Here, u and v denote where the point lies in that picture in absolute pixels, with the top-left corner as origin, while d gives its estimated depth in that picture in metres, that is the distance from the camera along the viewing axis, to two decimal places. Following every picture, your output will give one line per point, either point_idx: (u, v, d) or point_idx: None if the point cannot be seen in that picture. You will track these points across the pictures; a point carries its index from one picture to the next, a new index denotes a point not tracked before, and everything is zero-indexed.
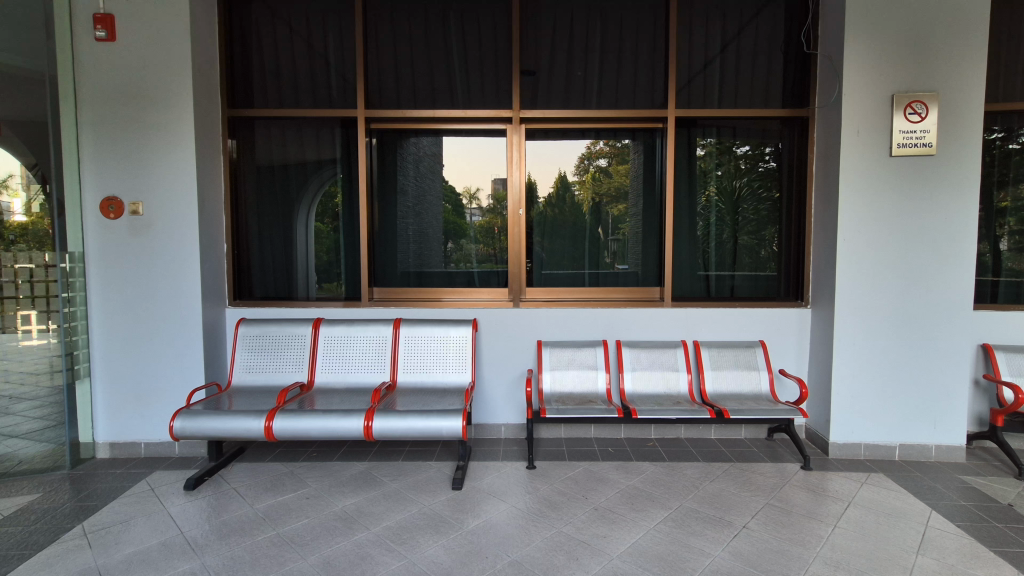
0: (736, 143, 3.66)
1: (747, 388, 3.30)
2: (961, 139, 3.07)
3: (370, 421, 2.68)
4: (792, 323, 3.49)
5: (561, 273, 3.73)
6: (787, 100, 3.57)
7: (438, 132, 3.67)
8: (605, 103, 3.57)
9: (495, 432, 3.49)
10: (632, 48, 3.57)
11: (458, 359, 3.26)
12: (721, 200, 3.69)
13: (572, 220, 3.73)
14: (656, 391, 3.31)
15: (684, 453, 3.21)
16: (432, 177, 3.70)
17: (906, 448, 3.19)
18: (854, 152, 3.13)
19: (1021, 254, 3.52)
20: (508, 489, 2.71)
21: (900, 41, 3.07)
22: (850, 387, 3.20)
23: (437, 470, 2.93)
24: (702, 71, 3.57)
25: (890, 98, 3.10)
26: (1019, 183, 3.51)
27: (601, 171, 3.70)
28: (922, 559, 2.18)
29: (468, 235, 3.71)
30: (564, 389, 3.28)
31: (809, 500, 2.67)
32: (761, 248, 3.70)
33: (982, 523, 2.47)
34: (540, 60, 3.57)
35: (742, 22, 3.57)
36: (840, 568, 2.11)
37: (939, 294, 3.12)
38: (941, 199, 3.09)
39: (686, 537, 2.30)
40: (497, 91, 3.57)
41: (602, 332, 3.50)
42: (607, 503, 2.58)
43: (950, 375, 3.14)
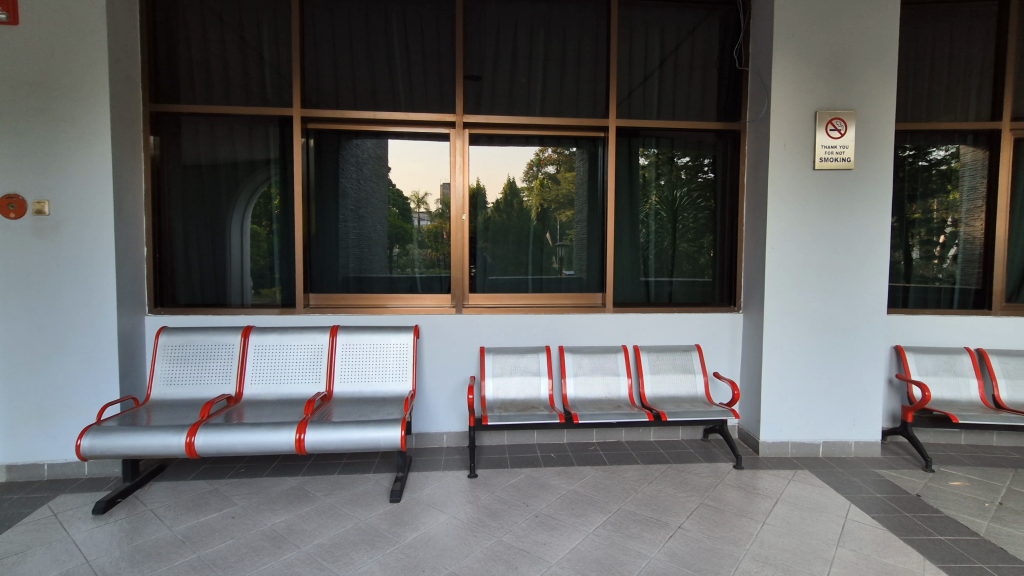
0: (676, 153, 3.79)
1: (683, 391, 3.40)
2: (876, 155, 3.30)
3: (302, 434, 2.56)
4: (726, 328, 3.64)
5: (505, 278, 3.72)
6: (722, 113, 3.73)
7: (381, 134, 3.59)
8: (549, 111, 3.61)
9: (437, 441, 3.43)
10: (575, 56, 3.63)
11: (398, 367, 3.18)
12: (662, 208, 3.81)
13: (520, 226, 3.73)
14: (596, 396, 3.35)
15: (625, 456, 3.27)
16: (376, 180, 3.60)
17: (830, 445, 3.37)
18: (782, 164, 3.30)
19: (929, 262, 3.82)
20: (449, 498, 2.67)
21: (822, 61, 3.27)
22: (780, 388, 3.35)
23: (375, 482, 2.83)
24: (642, 83, 3.67)
25: (813, 114, 3.29)
26: (927, 197, 3.81)
27: (549, 178, 3.73)
28: (842, 550, 2.31)
29: (414, 240, 3.64)
30: (506, 396, 3.26)
31: (741, 498, 2.77)
32: (700, 254, 3.84)
33: (894, 513, 2.65)
34: (483, 65, 3.56)
35: (678, 38, 3.70)
36: (768, 563, 2.20)
37: (858, 300, 3.33)
38: (859, 210, 3.31)
39: (625, 540, 2.33)
40: (440, 95, 3.52)
41: (545, 338, 3.52)
42: (548, 509, 2.58)
43: (869, 376, 3.35)
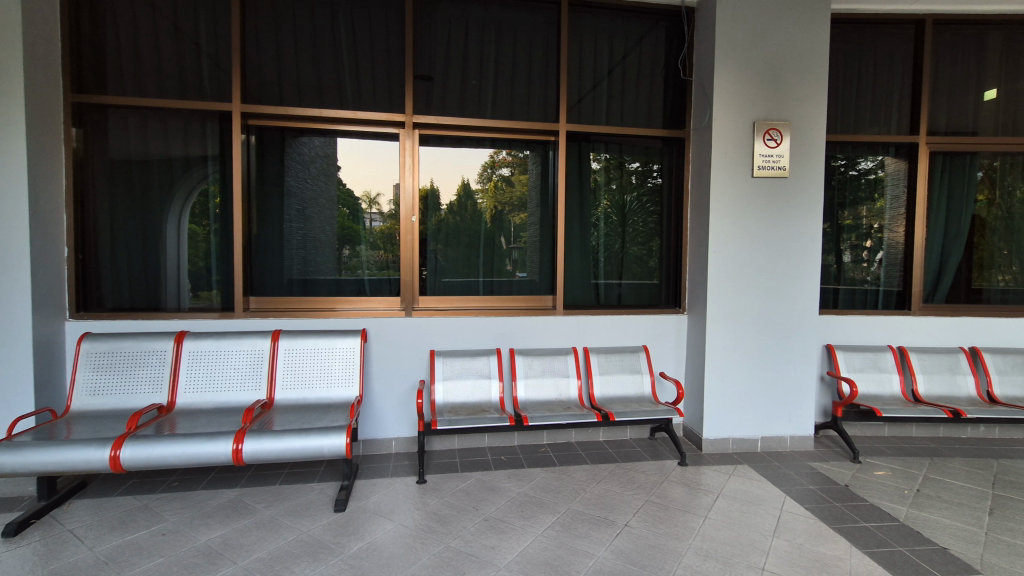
0: (626, 159, 3.87)
1: (631, 391, 3.48)
2: (808, 164, 3.48)
3: (240, 444, 2.45)
4: (671, 329, 3.75)
5: (455, 281, 3.69)
6: (667, 121, 3.84)
7: (329, 132, 3.48)
8: (500, 114, 3.62)
9: (385, 447, 3.36)
10: (525, 61, 3.65)
11: (345, 373, 3.09)
12: (613, 211, 3.88)
13: (473, 228, 3.71)
14: (547, 398, 3.37)
15: (574, 457, 3.31)
16: (325, 179, 3.50)
17: (768, 440, 3.53)
18: (724, 171, 3.43)
19: (859, 266, 4.07)
20: (396, 506, 2.61)
21: (759, 75, 3.43)
22: (722, 387, 3.48)
23: (318, 492, 2.74)
24: (591, 90, 3.74)
25: (752, 123, 3.44)
26: (856, 204, 4.06)
27: (503, 180, 3.73)
28: (777, 541, 2.42)
29: (365, 241, 3.56)
30: (456, 399, 3.23)
31: (684, 494, 2.86)
32: (648, 257, 3.94)
33: (825, 503, 2.79)
34: (433, 66, 3.53)
35: (626, 47, 3.79)
36: (709, 557, 2.27)
37: (793, 303, 3.50)
38: (793, 216, 3.49)
39: (573, 540, 2.35)
40: (389, 94, 3.46)
41: (495, 341, 3.52)
42: (497, 512, 2.57)
43: (802, 374, 3.54)
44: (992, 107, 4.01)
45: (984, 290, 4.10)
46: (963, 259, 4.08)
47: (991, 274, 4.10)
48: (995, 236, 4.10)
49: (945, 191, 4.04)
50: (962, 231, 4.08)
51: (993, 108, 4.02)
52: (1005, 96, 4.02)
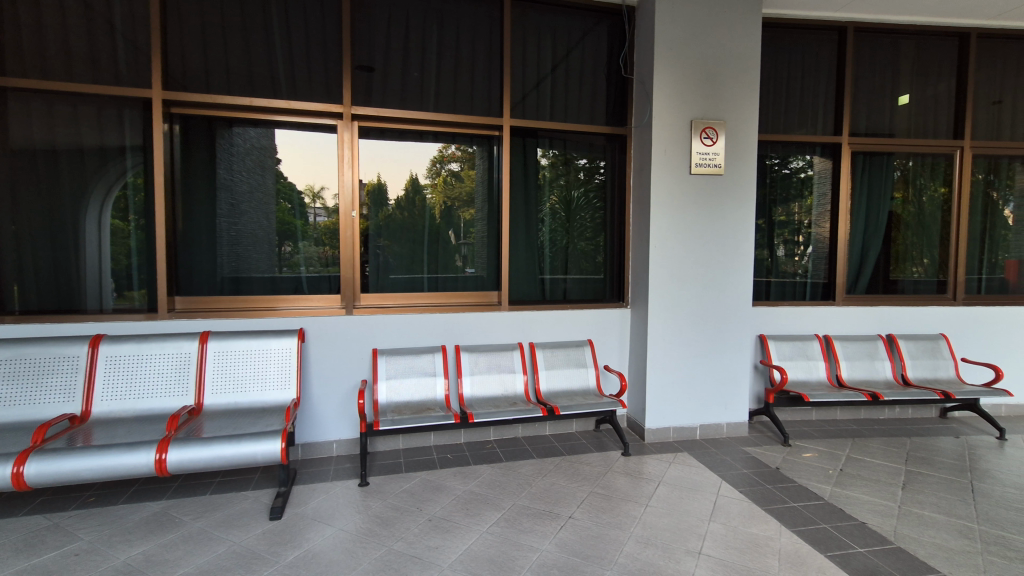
0: (575, 156, 3.91)
1: (575, 385, 3.52)
2: (742, 162, 3.63)
3: (163, 454, 2.30)
4: (615, 323, 3.82)
5: (398, 278, 3.60)
6: (610, 118, 3.90)
7: (263, 123, 3.31)
8: (443, 108, 3.55)
9: (326, 450, 3.25)
10: (468, 53, 3.60)
11: (280, 374, 2.97)
12: (558, 207, 3.90)
13: (419, 224, 3.64)
14: (492, 394, 3.37)
15: (520, 452, 3.31)
16: (263, 172, 3.34)
17: (706, 428, 3.66)
18: (663, 168, 3.52)
19: (792, 260, 4.28)
20: (336, 511, 2.53)
21: (696, 75, 3.53)
22: (663, 378, 3.58)
23: (253, 500, 2.62)
24: (535, 87, 3.74)
25: (689, 123, 3.55)
26: (788, 201, 4.27)
27: (452, 175, 3.69)
28: (713, 525, 2.51)
29: (310, 237, 3.42)
30: (399, 398, 3.16)
31: (627, 484, 2.92)
32: (592, 252, 3.99)
33: (758, 486, 2.93)
34: (372, 57, 3.43)
35: (569, 45, 3.82)
36: (649, 544, 2.34)
37: (730, 295, 3.65)
38: (729, 212, 3.63)
39: (517, 535, 2.36)
40: (326, 85, 3.33)
41: (440, 338, 3.47)
42: (442, 512, 2.54)
43: (737, 363, 3.69)
44: (905, 112, 4.31)
45: (899, 282, 4.40)
46: (882, 252, 4.37)
47: (905, 266, 4.41)
48: (909, 231, 4.41)
49: (866, 189, 4.32)
50: (880, 226, 4.37)
51: (906, 113, 4.32)
52: (916, 101, 4.33)
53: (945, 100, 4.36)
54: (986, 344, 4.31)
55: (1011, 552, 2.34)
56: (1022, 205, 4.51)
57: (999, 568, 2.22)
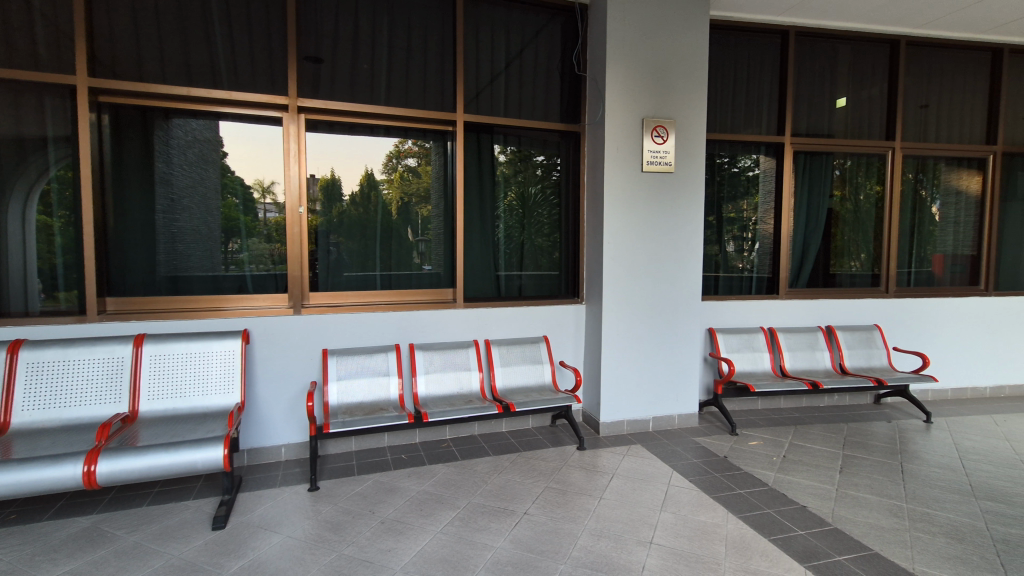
0: (533, 152, 3.91)
1: (531, 381, 3.54)
2: (691, 161, 3.72)
3: (92, 465, 2.16)
4: (571, 318, 3.85)
5: (350, 275, 3.50)
6: (564, 115, 3.92)
7: (201, 114, 3.15)
8: (394, 102, 3.48)
9: (274, 454, 3.14)
10: (420, 47, 3.54)
11: (223, 378, 2.85)
12: (515, 203, 3.89)
13: (374, 220, 3.56)
14: (448, 392, 3.34)
15: (476, 450, 3.30)
16: (205, 165, 3.18)
17: (659, 420, 3.75)
18: (616, 166, 3.57)
19: (741, 255, 4.43)
20: (284, 517, 2.45)
21: (647, 74, 3.59)
22: (617, 372, 3.64)
23: (194, 510, 2.50)
24: (489, 83, 3.71)
25: (641, 121, 3.61)
26: (736, 199, 4.41)
27: (409, 171, 3.63)
28: (664, 514, 2.57)
29: (259, 234, 3.29)
30: (351, 399, 3.09)
31: (582, 477, 2.96)
32: (548, 248, 4.00)
33: (707, 475, 3.02)
34: (319, 47, 3.31)
35: (523, 41, 3.81)
36: (603, 536, 2.37)
37: (681, 290, 3.75)
38: (680, 209, 3.72)
39: (472, 533, 2.35)
40: (270, 75, 3.19)
41: (394, 336, 3.41)
42: (395, 514, 2.50)
43: (688, 356, 3.79)
44: (842, 114, 4.53)
45: (838, 275, 4.62)
46: (822, 247, 4.58)
47: (843, 261, 4.63)
48: (847, 227, 4.63)
49: (807, 187, 4.51)
50: (821, 223, 4.57)
51: (843, 115, 4.53)
52: (852, 104, 4.55)
53: (879, 104, 4.61)
54: (915, 333, 4.60)
55: (935, 528, 2.51)
56: (946, 203, 4.82)
57: (924, 544, 2.38)
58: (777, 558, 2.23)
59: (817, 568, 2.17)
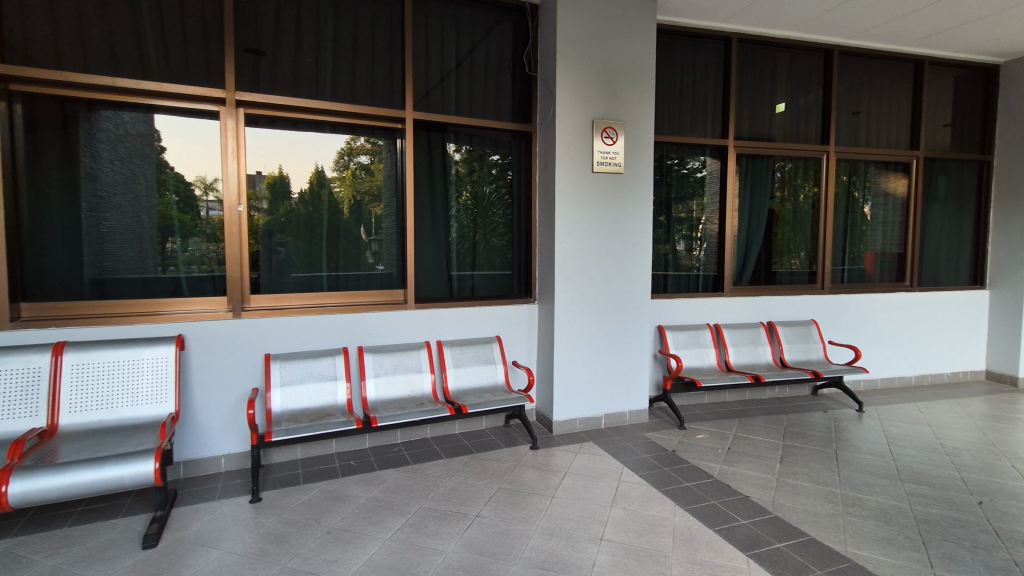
0: (487, 151, 3.88)
1: (483, 382, 3.53)
2: (640, 162, 3.79)
3: (3, 486, 1.98)
4: (523, 318, 3.85)
5: (296, 277, 3.37)
6: (516, 115, 3.91)
7: (129, 106, 2.96)
8: (340, 98, 3.37)
9: (213, 465, 3.00)
10: (368, 42, 3.45)
11: (155, 387, 2.71)
12: (468, 202, 3.86)
13: (324, 218, 3.45)
14: (398, 395, 3.28)
15: (429, 453, 3.25)
16: (135, 161, 2.99)
17: (610, 417, 3.81)
18: (566, 166, 3.60)
19: (689, 254, 4.56)
20: (223, 531, 2.33)
21: (597, 76, 3.64)
22: (570, 371, 3.67)
23: (122, 529, 2.35)
24: (440, 82, 3.66)
25: (591, 122, 3.65)
26: (685, 200, 4.54)
27: (362, 169, 3.54)
28: (615, 510, 2.61)
29: (201, 233, 3.13)
30: (296, 405, 2.99)
31: (535, 477, 2.96)
32: (501, 248, 3.98)
33: (656, 469, 3.09)
34: (259, 39, 3.17)
35: (474, 39, 3.77)
36: (554, 535, 2.38)
37: (631, 289, 3.82)
38: (630, 210, 3.78)
39: (422, 539, 2.31)
40: (206, 66, 3.03)
41: (341, 339, 3.32)
42: (342, 522, 2.43)
43: (638, 354, 3.87)
44: (782, 119, 4.73)
45: (779, 273, 4.82)
46: (765, 246, 4.77)
47: (784, 259, 4.84)
48: (787, 227, 4.85)
49: (750, 189, 4.69)
50: (763, 222, 4.76)
51: (782, 120, 4.74)
52: (790, 109, 4.76)
53: (814, 110, 4.84)
54: (848, 328, 4.87)
55: (865, 512, 2.66)
56: (876, 204, 5.12)
57: (855, 527, 2.51)
58: (720, 548, 2.30)
59: (758, 555, 2.26)
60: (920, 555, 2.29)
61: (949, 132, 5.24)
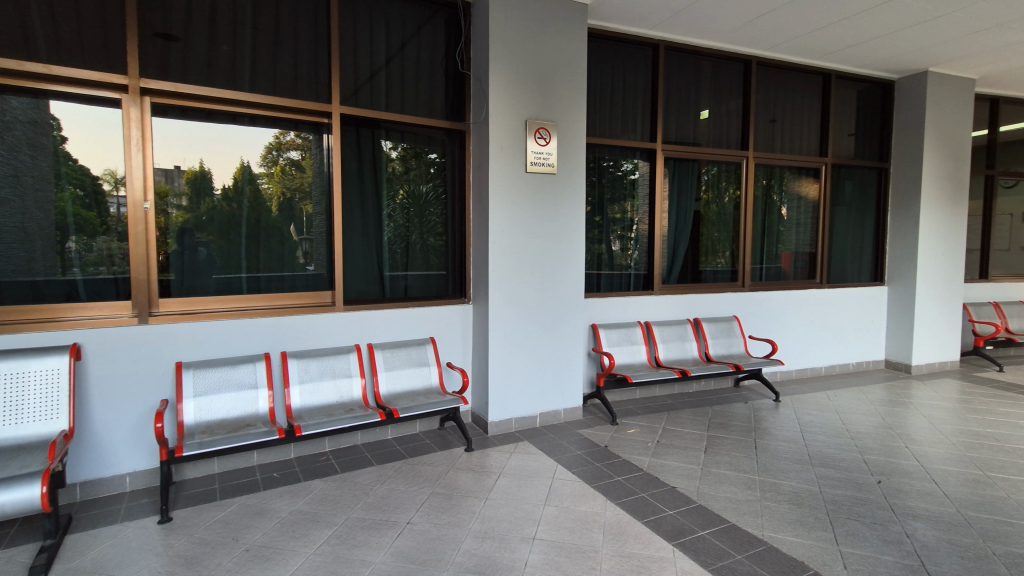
0: (425, 150, 3.82)
1: (415, 385, 3.47)
2: (572, 163, 3.85)
3: None
4: (457, 319, 3.81)
5: (213, 279, 3.15)
6: (449, 113, 3.86)
7: (11, 90, 2.65)
8: (260, 89, 3.18)
9: (116, 485, 2.76)
10: (290, 32, 3.28)
11: (45, 403, 2.47)
12: (405, 201, 3.77)
13: (251, 216, 3.26)
14: (326, 401, 3.17)
15: (359, 460, 3.14)
16: (23, 150, 2.70)
17: (545, 416, 3.84)
18: (500, 165, 3.59)
19: (623, 253, 4.68)
20: (125, 557, 2.14)
21: (529, 77, 3.65)
22: (505, 370, 3.67)
23: (4, 562, 2.10)
24: (369, 79, 3.54)
25: (524, 122, 3.66)
26: (619, 201, 4.66)
27: (292, 164, 3.37)
28: (548, 508, 2.63)
29: (108, 231, 2.88)
30: (212, 417, 2.82)
31: (469, 479, 2.93)
32: (436, 248, 3.92)
33: (588, 465, 3.15)
34: (167, 22, 2.94)
35: (405, 34, 3.68)
36: (487, 537, 2.36)
37: (565, 288, 3.87)
38: (563, 210, 3.83)
39: (349, 551, 2.22)
40: (105, 50, 2.78)
41: (263, 345, 3.14)
42: (262, 539, 2.29)
43: (572, 352, 3.92)
44: (706, 125, 4.96)
45: (705, 272, 5.05)
46: (692, 246, 4.98)
47: (710, 258, 5.08)
48: (712, 227, 5.08)
49: (678, 191, 4.89)
50: (690, 223, 4.97)
51: (706, 126, 4.97)
52: (714, 116, 5.00)
53: (736, 117, 5.11)
54: (767, 323, 5.18)
55: (780, 496, 2.82)
56: (791, 207, 5.48)
57: (772, 511, 2.66)
58: (649, 540, 2.37)
59: (683, 544, 2.34)
60: (827, 534, 2.46)
61: (853, 141, 5.69)
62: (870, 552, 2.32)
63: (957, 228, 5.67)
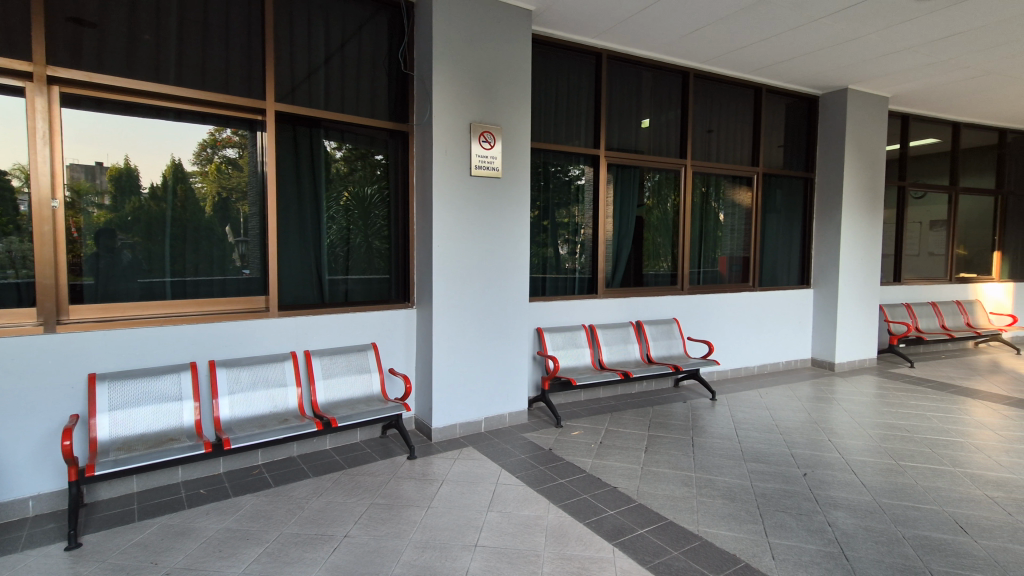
0: (371, 151, 3.74)
1: (355, 392, 3.37)
2: (517, 167, 3.86)
3: None
4: (401, 323, 3.73)
5: (133, 283, 2.94)
6: (392, 114, 3.78)
7: None
8: (186, 82, 3.00)
9: (17, 510, 2.52)
10: (221, 23, 3.12)
11: None
12: (349, 203, 3.66)
13: (178, 217, 3.06)
14: (258, 412, 3.03)
15: (294, 473, 3.01)
16: None
17: (490, 420, 3.83)
18: (444, 168, 3.55)
19: (570, 257, 4.75)
20: None
21: (473, 80, 3.64)
22: (450, 375, 3.63)
23: None
24: (307, 77, 3.42)
25: (469, 125, 3.64)
26: (565, 205, 4.71)
27: (228, 163, 3.21)
28: (490, 514, 2.61)
29: (17, 232, 2.65)
30: (131, 431, 2.63)
31: (411, 488, 2.87)
32: (380, 251, 3.82)
33: (532, 468, 3.16)
34: (80, 6, 2.73)
35: (345, 32, 3.58)
36: (427, 547, 2.32)
37: (510, 292, 3.88)
38: (508, 213, 3.84)
39: (280, 569, 2.12)
40: (7, 34, 2.55)
41: (189, 354, 2.96)
42: (184, 561, 2.15)
43: (517, 355, 3.93)
44: (647, 133, 5.12)
45: (647, 275, 5.20)
46: (635, 250, 5.11)
47: (652, 262, 5.23)
48: (654, 232, 5.24)
49: (621, 196, 5.01)
50: (633, 228, 5.10)
51: (647, 134, 5.13)
52: (655, 125, 5.17)
53: (675, 126, 5.30)
54: (705, 325, 5.39)
55: (715, 491, 2.93)
56: (727, 213, 5.73)
57: (707, 507, 2.76)
58: (590, 541, 2.39)
59: (623, 543, 2.38)
60: (758, 527, 2.57)
61: (782, 152, 6.03)
62: (795, 542, 2.44)
63: (874, 235, 6.12)
